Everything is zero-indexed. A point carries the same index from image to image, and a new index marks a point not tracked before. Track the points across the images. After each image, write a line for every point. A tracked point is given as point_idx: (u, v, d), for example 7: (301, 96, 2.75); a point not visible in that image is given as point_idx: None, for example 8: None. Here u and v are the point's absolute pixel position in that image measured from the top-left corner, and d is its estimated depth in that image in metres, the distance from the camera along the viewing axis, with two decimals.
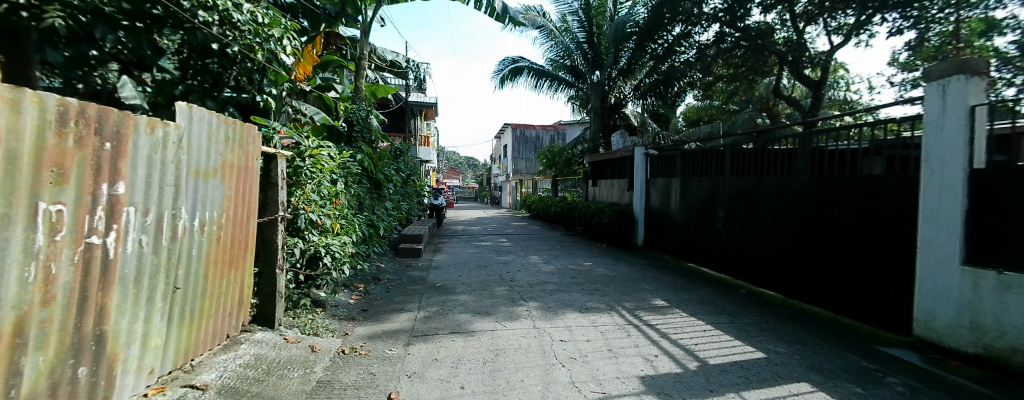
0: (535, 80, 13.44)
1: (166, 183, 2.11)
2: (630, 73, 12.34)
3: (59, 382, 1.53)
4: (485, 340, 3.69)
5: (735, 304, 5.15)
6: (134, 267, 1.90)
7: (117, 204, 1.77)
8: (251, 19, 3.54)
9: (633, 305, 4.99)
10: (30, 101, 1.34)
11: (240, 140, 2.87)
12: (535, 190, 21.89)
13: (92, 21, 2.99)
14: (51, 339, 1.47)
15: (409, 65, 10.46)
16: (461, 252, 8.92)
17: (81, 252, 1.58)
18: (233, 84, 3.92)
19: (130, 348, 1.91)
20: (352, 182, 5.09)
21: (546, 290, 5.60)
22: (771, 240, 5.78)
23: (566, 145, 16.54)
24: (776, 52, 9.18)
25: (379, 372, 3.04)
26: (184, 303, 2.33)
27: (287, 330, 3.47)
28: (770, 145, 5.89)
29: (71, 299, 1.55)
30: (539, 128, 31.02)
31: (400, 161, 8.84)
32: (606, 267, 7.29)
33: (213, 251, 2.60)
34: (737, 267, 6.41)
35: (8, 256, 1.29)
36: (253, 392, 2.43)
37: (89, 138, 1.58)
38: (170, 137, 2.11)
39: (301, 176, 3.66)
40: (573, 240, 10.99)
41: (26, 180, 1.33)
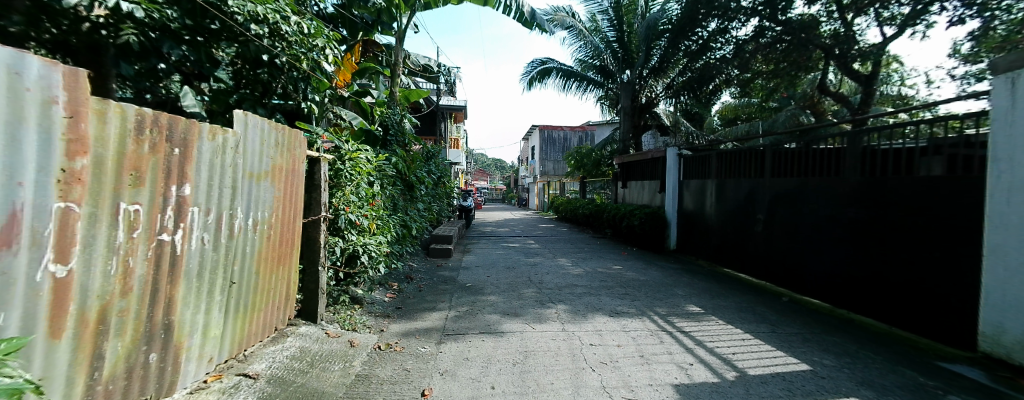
0: (564, 81, 13.35)
1: (224, 185, 2.28)
2: (661, 71, 12.04)
3: (135, 366, 1.69)
4: (515, 341, 3.70)
5: (777, 312, 4.87)
6: (198, 262, 2.07)
7: (183, 204, 1.93)
8: (296, 30, 3.77)
9: (666, 310, 4.84)
10: (113, 111, 1.49)
11: (288, 144, 3.05)
12: (562, 191, 21.71)
13: (160, 37, 3.28)
14: (128, 327, 1.63)
15: (440, 69, 10.73)
16: (489, 253, 9.00)
17: (153, 248, 1.73)
18: (281, 92, 4.17)
19: (193, 337, 2.08)
20: (387, 184, 5.28)
21: (575, 293, 5.54)
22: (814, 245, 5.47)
23: (595, 146, 16.30)
24: (821, 46, 8.49)
25: (414, 368, 3.12)
26: (239, 297, 2.51)
27: (328, 325, 3.63)
28: (814, 144, 5.55)
29: (146, 291, 1.71)
30: (567, 129, 30.74)
31: (431, 163, 9.06)
32: (637, 271, 7.11)
33: (264, 249, 2.78)
34: (777, 274, 6.09)
35: (95, 251, 1.44)
36: (299, 382, 2.58)
37: (161, 144, 1.74)
38: (229, 143, 2.29)
39: (341, 178, 3.82)
40: (602, 242, 10.80)
41: (110, 183, 1.48)
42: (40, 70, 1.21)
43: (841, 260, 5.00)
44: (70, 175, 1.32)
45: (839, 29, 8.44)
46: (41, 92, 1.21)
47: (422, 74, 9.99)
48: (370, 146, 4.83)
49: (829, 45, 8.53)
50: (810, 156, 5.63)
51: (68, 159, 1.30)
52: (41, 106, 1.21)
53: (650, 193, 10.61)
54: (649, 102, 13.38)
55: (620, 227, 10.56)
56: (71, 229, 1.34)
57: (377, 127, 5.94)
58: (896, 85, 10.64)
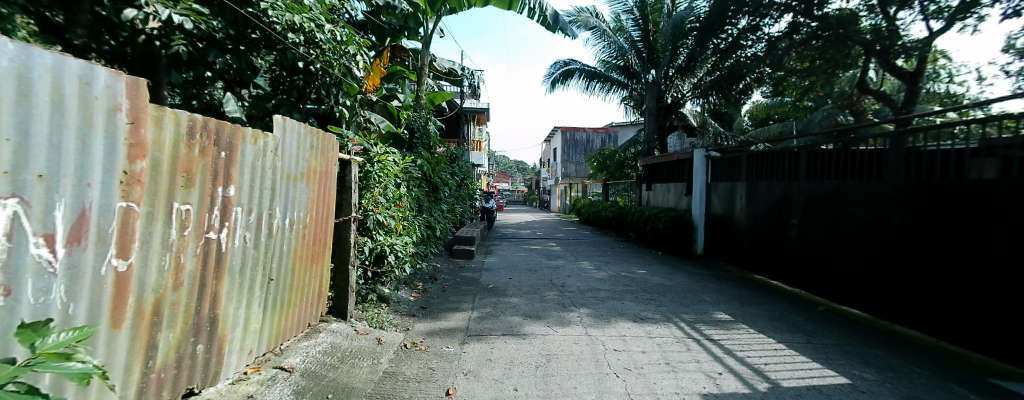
0: (588, 82, 13.22)
1: (265, 186, 2.40)
2: (688, 70, 11.76)
3: (184, 356, 1.80)
4: (537, 344, 3.69)
5: (813, 321, 4.63)
6: (241, 259, 2.19)
7: (228, 205, 2.05)
8: (330, 38, 3.96)
9: (693, 317, 4.70)
10: (169, 117, 1.60)
11: (322, 147, 3.17)
12: (585, 193, 21.49)
13: (207, 47, 3.45)
14: (179, 319, 1.74)
15: (464, 72, 10.88)
16: (511, 254, 9.02)
17: (201, 245, 1.85)
18: (314, 98, 4.35)
19: (235, 330, 2.20)
20: (412, 186, 5.39)
21: (598, 297, 5.46)
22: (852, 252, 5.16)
23: (619, 148, 16.05)
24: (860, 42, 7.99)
25: (437, 367, 3.17)
26: (277, 293, 2.63)
27: (357, 322, 3.75)
28: (853, 145, 5.25)
29: (194, 285, 1.82)
30: (590, 131, 30.41)
31: (455, 165, 9.19)
32: (663, 276, 6.93)
33: (299, 247, 2.90)
34: (812, 282, 5.78)
35: (151, 247, 1.55)
36: (330, 377, 2.67)
37: (210, 148, 1.86)
38: (269, 146, 2.41)
39: (370, 180, 3.99)
40: (626, 246, 10.60)
41: (165, 184, 1.60)
42: (107, 80, 1.31)
43: (883, 268, 4.69)
44: (131, 177, 1.43)
45: (880, 24, 7.89)
46: (107, 100, 1.32)
47: (447, 78, 10.17)
48: (397, 148, 4.97)
49: (870, 42, 8.00)
50: (848, 158, 5.32)
51: (129, 162, 1.41)
52: (107, 113, 1.32)
53: (676, 196, 10.34)
54: (675, 102, 13.06)
55: (645, 230, 10.34)
56: (131, 226, 1.44)
57: (403, 130, 6.05)
58: (944, 83, 9.93)
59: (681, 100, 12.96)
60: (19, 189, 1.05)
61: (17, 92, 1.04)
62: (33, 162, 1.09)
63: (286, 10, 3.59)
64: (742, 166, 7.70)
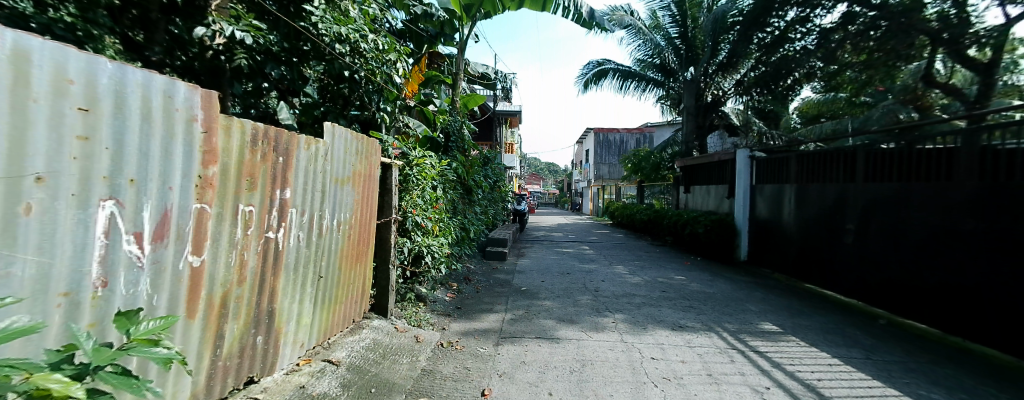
0: (622, 82, 12.94)
1: (316, 189, 2.55)
2: (730, 66, 11.24)
3: (246, 346, 1.95)
4: (571, 349, 3.65)
5: (874, 336, 4.24)
6: (295, 257, 2.34)
7: (285, 206, 2.20)
8: (372, 47, 4.18)
9: (737, 327, 4.45)
10: (236, 126, 1.75)
11: (367, 152, 3.32)
12: (618, 196, 21.02)
13: (264, 60, 3.72)
14: (242, 311, 1.89)
15: (497, 76, 10.99)
16: (543, 257, 8.98)
17: (261, 244, 1.99)
18: (358, 104, 4.43)
19: (289, 324, 2.35)
20: (448, 189, 5.52)
21: (634, 302, 5.31)
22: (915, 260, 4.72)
23: (654, 149, 15.55)
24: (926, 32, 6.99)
25: (473, 367, 3.22)
26: (326, 289, 2.78)
27: (397, 320, 3.89)
28: (918, 144, 4.78)
29: (256, 280, 1.97)
30: (624, 132, 29.69)
31: (488, 168, 9.29)
32: (703, 283, 6.62)
33: (345, 247, 3.05)
34: (870, 292, 5.32)
35: (220, 245, 1.70)
36: (373, 372, 2.78)
37: (270, 154, 2.00)
38: (320, 151, 2.56)
39: (409, 183, 4.12)
40: (662, 250, 10.24)
41: (231, 187, 1.74)
42: (185, 94, 1.45)
43: (954, 278, 4.24)
44: (204, 181, 1.57)
45: (948, 11, 6.86)
46: (186, 112, 1.46)
47: (480, 82, 10.30)
48: (434, 152, 5.10)
49: (936, 31, 6.95)
50: (912, 158, 4.86)
51: (203, 167, 1.56)
52: (185, 124, 1.46)
53: (717, 199, 9.86)
54: (716, 100, 12.47)
55: (683, 235, 9.94)
56: (204, 226, 1.59)
57: (439, 134, 6.19)
58: None
59: (722, 98, 12.42)
60: (113, 191, 1.20)
61: (113, 105, 1.18)
62: (126, 167, 1.23)
63: (333, 23, 3.87)
64: (790, 167, 7.22)
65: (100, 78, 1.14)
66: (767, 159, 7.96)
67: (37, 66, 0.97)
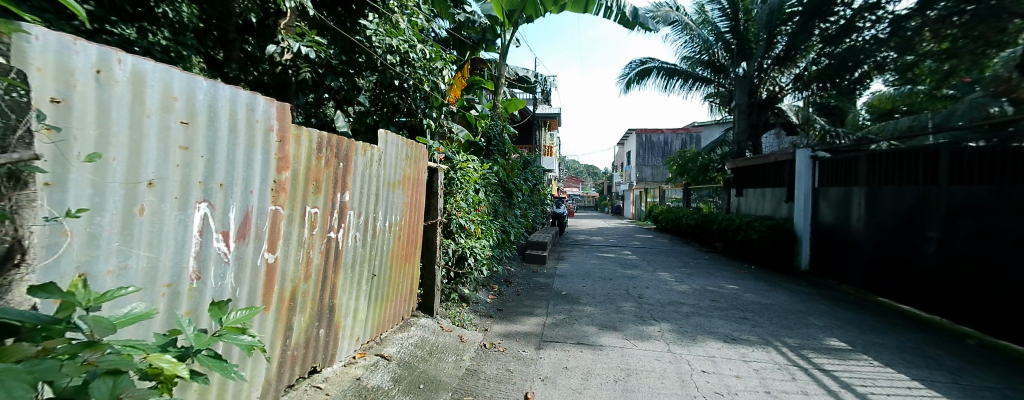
0: (667, 80, 12.43)
1: (371, 192, 2.70)
2: (788, 60, 10.38)
3: (311, 338, 2.11)
4: (615, 357, 3.55)
5: (962, 357, 3.74)
6: (352, 255, 2.49)
7: (344, 208, 2.34)
8: (420, 57, 4.35)
9: (798, 342, 4.09)
10: (304, 135, 1.89)
11: (414, 157, 3.45)
12: (662, 199, 20.16)
13: (325, 73, 3.98)
14: (308, 306, 2.04)
15: (537, 79, 10.98)
16: (583, 261, 8.81)
17: (324, 243, 2.14)
18: (406, 110, 4.51)
19: (347, 318, 2.50)
20: (489, 192, 5.58)
21: (681, 311, 5.05)
22: (1010, 272, 4.11)
23: (702, 150, 14.74)
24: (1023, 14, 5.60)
25: (516, 370, 3.23)
26: (379, 287, 2.93)
27: (442, 319, 4.00)
28: (1014, 140, 4.17)
29: (319, 277, 2.12)
30: (668, 132, 28.43)
31: (528, 171, 9.29)
32: (758, 293, 6.16)
33: (396, 247, 3.19)
34: (955, 309, 4.68)
35: (290, 244, 1.85)
36: (422, 369, 2.88)
37: (332, 159, 2.15)
38: (374, 156, 2.70)
39: (453, 186, 4.26)
40: (711, 257, 9.66)
41: (300, 191, 1.89)
42: (264, 107, 1.60)
43: None
44: (278, 185, 1.72)
45: None
46: (265, 123, 1.61)
47: (519, 86, 10.32)
48: (476, 156, 5.19)
49: None
50: (1007, 156, 4.25)
51: (277, 172, 1.70)
52: (263, 134, 1.61)
53: (774, 203, 9.16)
54: (773, 96, 11.64)
55: (734, 241, 9.31)
56: (277, 226, 1.74)
57: (481, 138, 6.26)
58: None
59: (779, 93, 11.53)
60: (206, 195, 1.35)
61: (207, 119, 1.33)
62: (217, 173, 1.39)
63: (385, 35, 4.07)
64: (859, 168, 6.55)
65: (198, 95, 1.29)
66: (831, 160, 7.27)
67: (150, 85, 1.13)
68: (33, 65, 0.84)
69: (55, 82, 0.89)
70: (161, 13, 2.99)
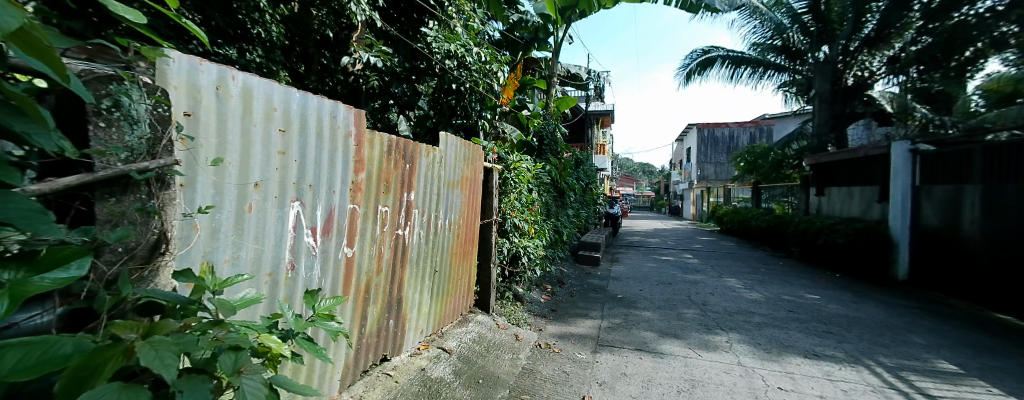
0: (733, 69, 11.41)
1: (433, 191, 2.82)
2: (881, 41, 9.03)
3: (382, 328, 2.26)
4: (678, 366, 3.35)
5: None
6: (417, 252, 2.63)
7: (410, 207, 2.48)
8: (477, 60, 4.37)
9: (898, 362, 3.56)
10: (376, 139, 2.02)
11: (472, 157, 3.54)
12: (728, 199, 18.62)
13: (391, 80, 4.23)
14: (379, 298, 2.18)
15: (590, 76, 10.66)
16: (640, 264, 8.40)
17: (393, 239, 2.28)
18: (463, 113, 4.49)
19: (413, 311, 2.65)
20: (542, 192, 5.55)
21: (752, 322, 4.63)
22: None
23: (776, 144, 13.36)
24: None
25: (572, 372, 3.19)
26: (440, 282, 3.05)
27: (498, 317, 4.07)
28: None
29: (389, 271, 2.27)
30: (734, 127, 26.16)
31: (580, 170, 9.09)
32: (846, 305, 5.45)
33: (455, 245, 3.30)
34: None
35: (365, 239, 1.99)
36: (480, 364, 2.95)
37: (400, 161, 2.28)
38: (436, 158, 2.82)
39: (508, 186, 4.32)
40: (786, 263, 8.73)
41: (373, 191, 2.03)
42: (344, 114, 1.73)
43: None
44: (355, 185, 1.85)
45: None
46: (345, 129, 1.74)
47: (571, 84, 10.12)
48: (529, 156, 5.17)
49: None
50: None
51: (354, 174, 1.83)
52: (344, 139, 1.74)
53: (864, 203, 8.09)
54: (862, 82, 10.19)
55: (815, 245, 8.33)
56: (354, 223, 1.87)
57: (534, 137, 6.19)
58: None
59: (869, 79, 10.12)
60: (299, 195, 1.51)
61: (299, 127, 1.48)
62: (307, 175, 1.54)
63: (444, 40, 4.20)
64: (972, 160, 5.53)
65: (293, 105, 1.45)
66: (936, 153, 6.23)
67: (257, 99, 1.29)
68: (171, 84, 1.01)
69: (186, 98, 1.05)
70: (255, 33, 3.43)
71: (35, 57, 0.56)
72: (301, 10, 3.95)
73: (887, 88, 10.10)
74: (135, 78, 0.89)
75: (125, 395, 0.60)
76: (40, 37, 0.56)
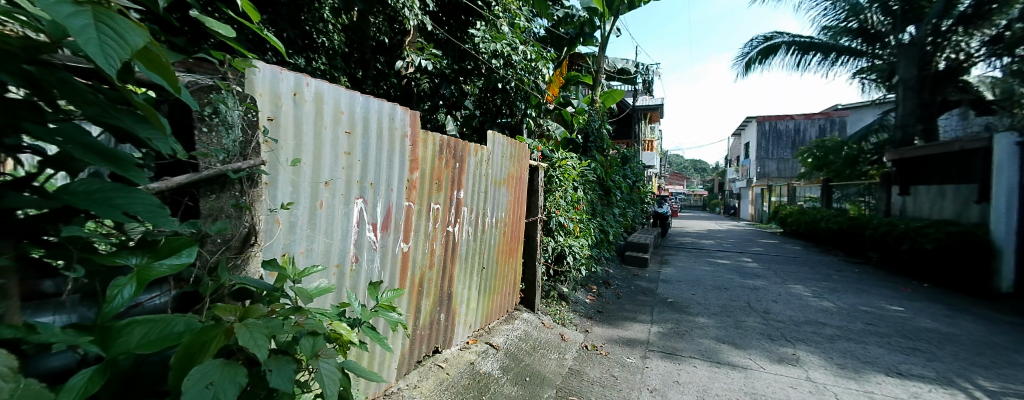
0: (800, 56, 10.44)
1: (481, 189, 2.86)
2: (987, 16, 7.76)
3: (434, 322, 2.34)
4: (738, 378, 3.13)
5: None
6: (466, 248, 2.69)
7: (459, 204, 2.54)
8: (522, 58, 4.35)
9: (1008, 388, 3.07)
10: (429, 139, 2.09)
11: (518, 155, 3.54)
12: (793, 197, 17.02)
13: (440, 82, 4.37)
14: (431, 292, 2.26)
15: (639, 69, 10.24)
16: (692, 267, 7.94)
17: (444, 236, 2.36)
18: (507, 112, 4.49)
19: (462, 306, 2.72)
20: (588, 190, 5.43)
21: (823, 334, 4.21)
22: None
23: (851, 138, 12.01)
24: None
25: (621, 377, 3.11)
26: (487, 278, 3.10)
27: (543, 315, 4.05)
28: None
29: (440, 266, 2.34)
30: (801, 119, 23.86)
31: (627, 168, 8.77)
32: (939, 319, 4.77)
33: (501, 243, 3.34)
34: None
35: (419, 235, 2.07)
36: (526, 362, 2.96)
37: (450, 159, 2.34)
38: (483, 156, 2.86)
39: (553, 184, 4.29)
40: (863, 270, 7.82)
41: (426, 189, 2.11)
42: (401, 116, 1.80)
43: None
44: (410, 183, 1.93)
45: None
46: (402, 129, 1.82)
47: (618, 78, 9.80)
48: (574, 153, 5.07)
49: None
50: None
51: (410, 173, 1.91)
52: (400, 139, 1.82)
53: (960, 204, 7.07)
54: (955, 66, 8.86)
55: (899, 251, 7.39)
56: (409, 219, 1.95)
57: (579, 134, 6.07)
58: None
59: (963, 63, 8.79)
60: (361, 192, 1.60)
61: (362, 128, 1.57)
62: (368, 174, 1.63)
63: (491, 40, 4.24)
64: None
65: (358, 108, 1.54)
66: None
67: (327, 104, 1.39)
68: (257, 92, 1.13)
69: (268, 104, 1.16)
70: (320, 43, 3.76)
71: (155, 70, 0.64)
72: (360, 18, 4.24)
73: (988, 72, 8.79)
74: (230, 88, 1.00)
75: (226, 371, 0.67)
76: (159, 54, 0.64)
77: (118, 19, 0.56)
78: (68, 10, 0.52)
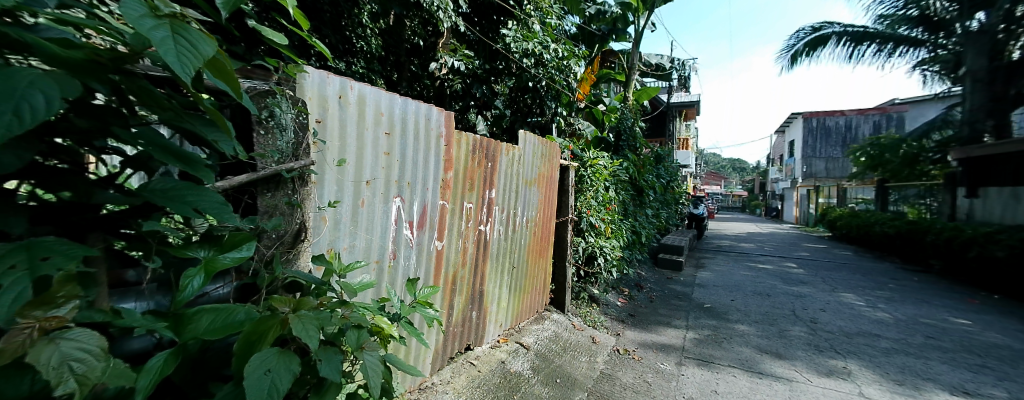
0: (853, 47, 9.68)
1: (512, 188, 2.87)
2: None
3: (466, 319, 2.37)
4: (782, 390, 2.96)
5: None
6: (497, 247, 2.71)
7: (491, 204, 2.56)
8: (554, 56, 4.33)
9: None
10: (462, 139, 2.12)
11: (549, 155, 3.52)
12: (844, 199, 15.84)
13: (472, 82, 4.40)
14: (464, 290, 2.30)
15: (674, 65, 9.88)
16: (731, 271, 7.58)
17: (476, 235, 2.39)
18: (537, 111, 4.47)
19: (492, 304, 2.74)
20: (620, 190, 5.31)
21: (878, 346, 3.89)
22: None
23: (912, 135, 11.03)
24: None
25: (655, 383, 3.02)
26: (517, 278, 3.11)
27: (573, 317, 4.01)
28: None
29: (472, 264, 2.37)
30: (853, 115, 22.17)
31: (660, 167, 8.50)
32: (1015, 334, 4.30)
33: (531, 242, 3.33)
34: None
35: (452, 233, 2.11)
36: (557, 364, 2.94)
37: (482, 159, 2.36)
38: (515, 155, 2.87)
39: (584, 184, 4.24)
40: (925, 278, 7.16)
41: (459, 188, 2.14)
42: (436, 116, 1.84)
43: None
44: (445, 182, 1.96)
45: None
46: (437, 130, 1.86)
47: (652, 74, 9.51)
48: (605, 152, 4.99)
49: None
50: None
51: (444, 172, 1.95)
52: (436, 139, 1.86)
53: None
54: None
55: (965, 259, 6.72)
56: (444, 218, 1.99)
57: (610, 133, 5.92)
58: None
59: None
60: (399, 191, 1.65)
61: (400, 129, 1.62)
62: (406, 174, 1.68)
63: (523, 40, 4.23)
64: None
65: (396, 109, 1.59)
66: None
67: (369, 106, 1.44)
68: (307, 96, 1.19)
69: (316, 107, 1.22)
70: (359, 47, 3.92)
71: (221, 78, 0.69)
72: (396, 22, 4.36)
73: None
74: (284, 92, 1.06)
75: (282, 359, 0.71)
76: (224, 62, 0.69)
77: (192, 30, 0.61)
78: (151, 23, 0.57)
